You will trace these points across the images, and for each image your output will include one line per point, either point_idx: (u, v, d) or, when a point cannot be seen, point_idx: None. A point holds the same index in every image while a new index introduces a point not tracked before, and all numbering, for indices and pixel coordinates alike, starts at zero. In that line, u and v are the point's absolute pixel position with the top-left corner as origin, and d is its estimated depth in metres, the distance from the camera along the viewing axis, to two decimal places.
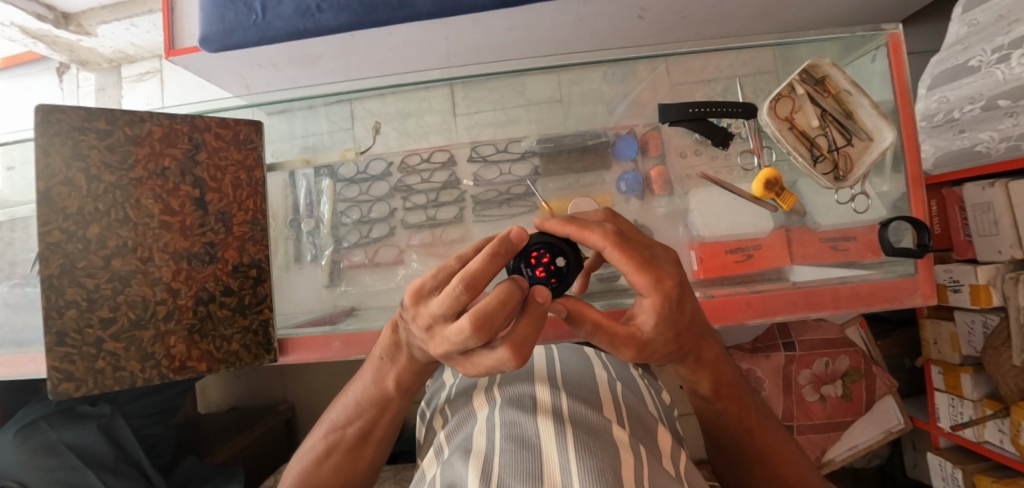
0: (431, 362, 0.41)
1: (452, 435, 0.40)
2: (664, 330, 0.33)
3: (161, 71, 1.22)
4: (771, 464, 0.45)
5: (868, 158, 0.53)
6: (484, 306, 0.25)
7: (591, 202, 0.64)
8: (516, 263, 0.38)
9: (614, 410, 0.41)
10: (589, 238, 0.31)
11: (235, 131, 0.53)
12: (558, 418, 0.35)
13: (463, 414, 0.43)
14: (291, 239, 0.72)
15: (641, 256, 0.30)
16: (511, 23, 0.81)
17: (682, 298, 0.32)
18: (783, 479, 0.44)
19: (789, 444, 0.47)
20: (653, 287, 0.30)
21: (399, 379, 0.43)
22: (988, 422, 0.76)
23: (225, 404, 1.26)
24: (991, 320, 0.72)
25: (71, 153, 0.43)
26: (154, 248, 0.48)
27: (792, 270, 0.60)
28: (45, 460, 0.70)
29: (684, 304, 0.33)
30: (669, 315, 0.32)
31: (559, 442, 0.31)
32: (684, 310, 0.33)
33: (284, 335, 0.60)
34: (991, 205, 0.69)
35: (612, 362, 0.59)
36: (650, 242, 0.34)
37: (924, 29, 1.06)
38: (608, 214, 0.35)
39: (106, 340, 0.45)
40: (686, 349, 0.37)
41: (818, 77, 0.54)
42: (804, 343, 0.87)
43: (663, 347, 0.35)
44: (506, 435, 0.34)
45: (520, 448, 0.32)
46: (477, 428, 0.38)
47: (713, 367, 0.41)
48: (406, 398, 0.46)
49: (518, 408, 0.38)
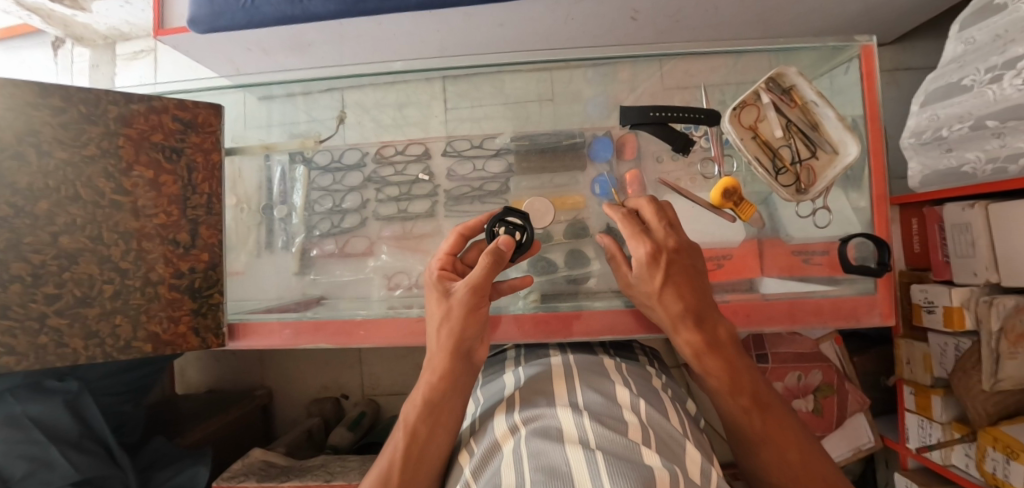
0: (450, 360, 0.48)
1: (480, 470, 0.39)
2: (642, 285, 0.49)
3: (156, 51, 1.22)
4: (775, 448, 0.44)
5: (831, 172, 0.52)
6: (432, 266, 0.53)
7: (546, 203, 0.63)
8: (492, 223, 0.52)
9: (639, 429, 0.39)
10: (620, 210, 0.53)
11: (193, 114, 0.54)
12: (585, 444, 0.36)
13: (490, 443, 0.42)
14: (262, 225, 0.71)
15: (638, 226, 0.50)
16: (499, 19, 0.80)
17: (657, 261, 0.47)
18: (789, 464, 0.44)
19: (807, 440, 0.45)
20: (638, 246, 0.48)
21: (429, 395, 0.48)
22: (955, 446, 0.76)
23: (202, 387, 1.26)
24: (963, 343, 0.71)
25: (23, 129, 0.43)
26: (103, 227, 0.48)
27: (761, 282, 0.59)
28: (7, 432, 0.67)
29: (660, 268, 0.47)
30: (643, 269, 0.48)
31: (590, 468, 0.32)
32: (660, 273, 0.47)
33: (238, 319, 0.61)
34: (969, 226, 0.68)
35: (633, 375, 0.53)
36: (665, 226, 0.49)
37: (922, 45, 1.05)
38: (663, 204, 0.53)
39: (49, 316, 0.45)
40: (666, 314, 0.48)
41: (784, 86, 0.53)
42: (777, 356, 0.86)
43: (643, 296, 0.50)
44: (534, 465, 0.34)
45: (550, 477, 0.32)
46: (505, 460, 0.37)
47: (692, 342, 0.47)
48: (440, 427, 0.47)
49: (544, 437, 0.37)
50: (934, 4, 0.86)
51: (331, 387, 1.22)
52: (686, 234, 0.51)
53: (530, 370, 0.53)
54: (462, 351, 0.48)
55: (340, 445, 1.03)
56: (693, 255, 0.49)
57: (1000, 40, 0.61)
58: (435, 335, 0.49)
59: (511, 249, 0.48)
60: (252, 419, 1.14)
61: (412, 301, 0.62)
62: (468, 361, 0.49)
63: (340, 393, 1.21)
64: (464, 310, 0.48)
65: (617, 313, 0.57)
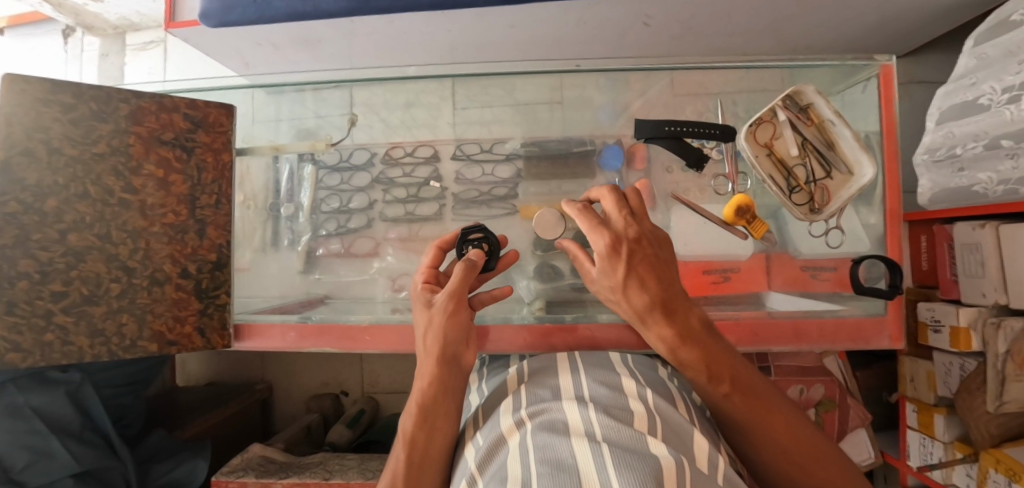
0: (438, 365, 0.48)
1: (484, 465, 0.39)
2: (607, 280, 0.48)
3: (165, 42, 1.21)
4: (761, 429, 0.44)
5: (845, 193, 0.52)
6: (417, 281, 0.53)
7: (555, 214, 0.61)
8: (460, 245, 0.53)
9: (644, 419, 0.39)
10: (577, 203, 0.51)
11: (204, 113, 0.53)
12: (592, 437, 0.36)
13: (493, 437, 0.41)
14: (268, 223, 0.71)
15: (596, 218, 0.48)
16: (510, 21, 0.80)
17: (619, 251, 0.46)
18: (777, 443, 0.44)
19: (795, 417, 0.45)
20: (600, 239, 0.47)
21: (421, 401, 0.48)
22: (957, 466, 0.75)
23: (203, 379, 1.26)
24: (968, 364, 0.70)
25: (34, 125, 0.43)
26: (111, 226, 0.48)
27: (768, 296, 0.59)
28: (9, 422, 0.67)
29: (622, 260, 0.46)
30: (605, 260, 0.46)
31: (596, 459, 0.32)
32: (625, 263, 0.46)
33: (243, 319, 0.60)
34: (979, 247, 0.67)
35: (638, 363, 0.53)
36: (624, 218, 0.48)
37: (935, 59, 1.04)
38: (625, 193, 0.52)
39: (55, 313, 0.45)
40: (632, 308, 0.47)
41: (801, 104, 0.53)
42: (780, 369, 0.83)
43: (609, 291, 0.49)
44: (540, 458, 0.34)
45: (557, 471, 0.32)
46: (511, 453, 0.37)
47: (661, 336, 0.46)
48: (438, 429, 0.47)
49: (550, 430, 0.38)
50: (951, 18, 0.86)
51: (330, 384, 1.22)
52: (649, 221, 0.49)
53: (533, 364, 0.52)
54: (446, 356, 0.49)
55: (338, 442, 1.03)
56: (657, 244, 0.48)
57: (1014, 56, 0.61)
58: (422, 342, 0.50)
59: (482, 259, 0.50)
60: (251, 413, 1.14)
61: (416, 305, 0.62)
62: (454, 366, 0.49)
63: (340, 390, 1.21)
64: (445, 317, 0.48)
65: (623, 328, 0.57)
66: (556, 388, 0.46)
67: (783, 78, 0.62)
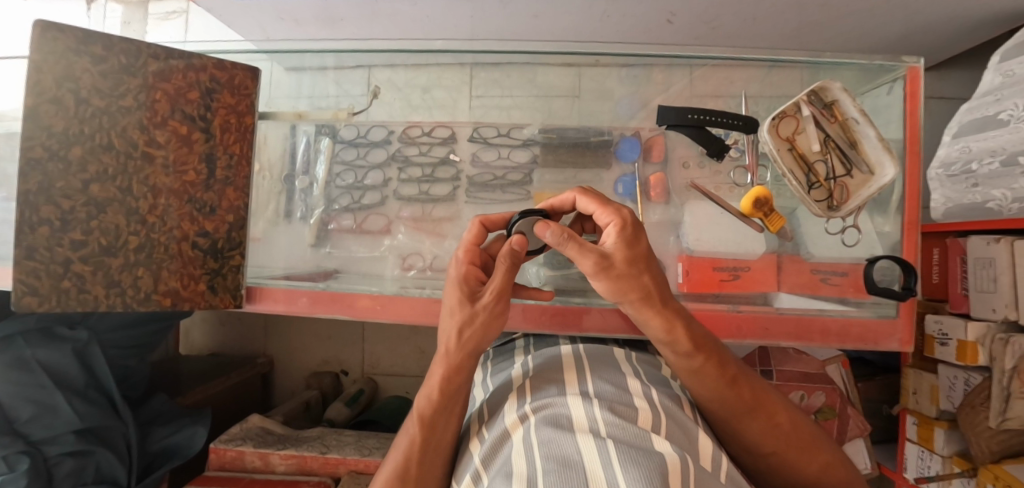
0: (465, 357, 0.47)
1: (490, 460, 0.39)
2: (626, 254, 0.40)
3: (187, 13, 1.22)
4: (763, 415, 0.46)
5: (865, 191, 0.52)
6: (459, 259, 0.50)
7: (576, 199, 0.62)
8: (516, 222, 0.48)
9: (649, 416, 0.38)
10: (580, 191, 0.46)
11: (231, 75, 0.54)
12: (596, 434, 0.35)
13: (500, 431, 0.42)
14: (283, 194, 0.71)
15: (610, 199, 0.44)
16: (535, 10, 0.80)
17: (637, 232, 0.41)
18: (776, 426, 0.46)
19: (787, 406, 0.49)
20: (612, 214, 0.41)
21: (443, 387, 0.47)
22: (954, 480, 0.76)
23: (207, 349, 1.27)
24: (973, 378, 0.71)
25: (63, 74, 0.44)
26: (133, 180, 0.49)
27: (777, 296, 0.58)
28: (17, 375, 0.68)
29: (640, 239, 0.41)
30: (626, 237, 0.40)
31: (601, 457, 0.32)
32: (640, 243, 0.41)
33: (255, 283, 0.61)
34: (992, 262, 0.66)
35: (646, 367, 0.52)
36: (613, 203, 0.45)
37: (958, 75, 1.03)
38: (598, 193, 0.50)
39: (74, 262, 0.46)
40: (648, 287, 0.41)
41: (826, 100, 0.53)
42: (783, 374, 0.82)
43: (626, 271, 0.40)
44: (546, 454, 0.34)
45: (564, 468, 0.32)
46: (515, 450, 0.37)
47: (679, 311, 0.43)
48: (452, 418, 0.48)
49: (555, 426, 0.37)
50: (979, 34, 0.85)
51: (331, 362, 1.22)
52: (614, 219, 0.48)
53: (539, 360, 0.53)
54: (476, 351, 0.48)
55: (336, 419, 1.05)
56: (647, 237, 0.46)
57: None
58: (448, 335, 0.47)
59: (527, 247, 0.45)
60: (251, 385, 1.15)
61: (425, 284, 0.63)
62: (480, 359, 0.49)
63: (340, 369, 1.21)
64: (490, 317, 0.47)
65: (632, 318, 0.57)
66: (563, 384, 0.45)
67: (803, 78, 0.61)
